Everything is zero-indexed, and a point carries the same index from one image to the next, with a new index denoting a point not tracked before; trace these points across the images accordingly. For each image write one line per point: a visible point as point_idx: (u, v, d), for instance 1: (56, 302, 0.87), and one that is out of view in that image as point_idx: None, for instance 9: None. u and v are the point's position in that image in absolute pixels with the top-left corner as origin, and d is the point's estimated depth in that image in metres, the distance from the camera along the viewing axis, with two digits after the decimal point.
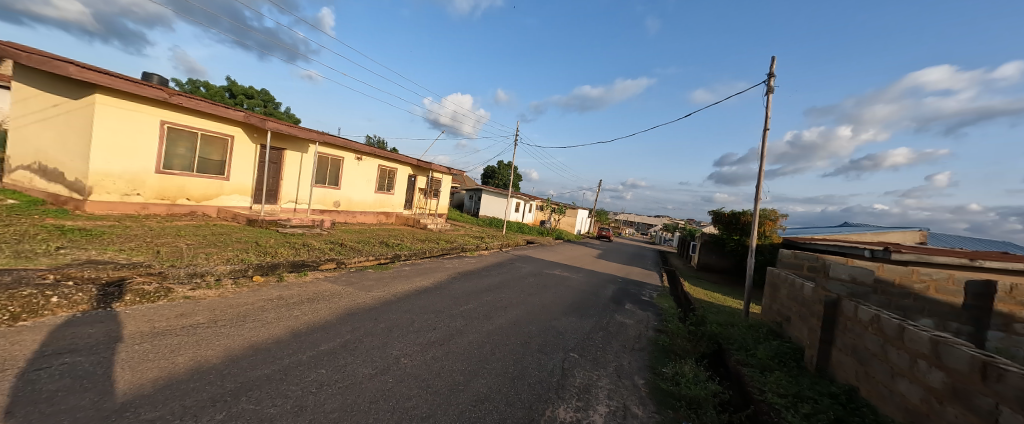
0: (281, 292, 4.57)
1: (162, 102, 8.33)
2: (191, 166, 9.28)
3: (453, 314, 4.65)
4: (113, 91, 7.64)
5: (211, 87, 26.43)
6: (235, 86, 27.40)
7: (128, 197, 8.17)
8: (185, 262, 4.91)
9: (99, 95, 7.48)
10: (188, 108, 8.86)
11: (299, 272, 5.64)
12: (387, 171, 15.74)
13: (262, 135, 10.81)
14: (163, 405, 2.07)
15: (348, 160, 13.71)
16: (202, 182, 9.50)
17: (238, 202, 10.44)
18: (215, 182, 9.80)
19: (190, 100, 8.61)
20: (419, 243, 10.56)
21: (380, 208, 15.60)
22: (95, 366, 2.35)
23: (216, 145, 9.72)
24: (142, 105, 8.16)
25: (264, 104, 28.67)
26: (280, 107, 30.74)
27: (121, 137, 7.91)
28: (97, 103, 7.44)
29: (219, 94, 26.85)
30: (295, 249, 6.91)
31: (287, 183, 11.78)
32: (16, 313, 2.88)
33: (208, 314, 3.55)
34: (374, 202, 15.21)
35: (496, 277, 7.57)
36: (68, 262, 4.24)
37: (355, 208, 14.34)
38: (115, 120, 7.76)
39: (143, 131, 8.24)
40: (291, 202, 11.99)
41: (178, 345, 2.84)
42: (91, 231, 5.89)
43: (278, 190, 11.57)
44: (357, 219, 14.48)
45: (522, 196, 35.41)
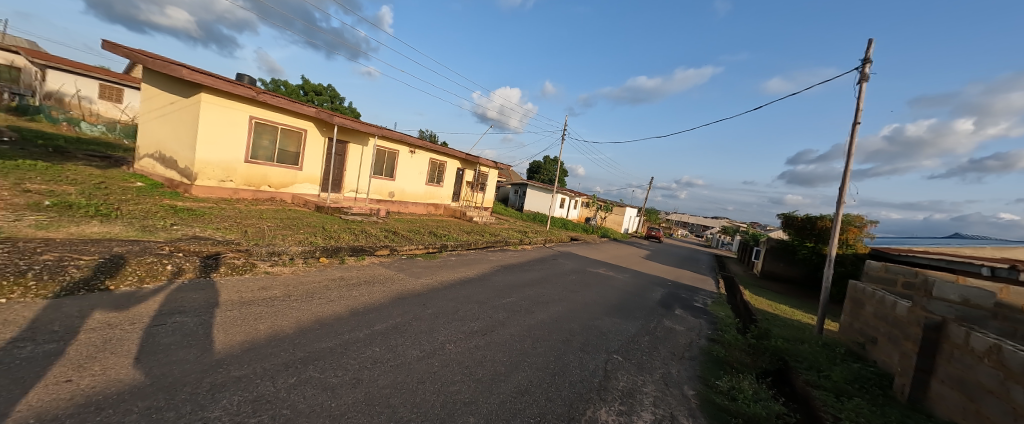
0: (343, 273, 5.00)
1: (251, 99, 9.49)
2: (273, 157, 10.44)
3: (496, 306, 4.72)
4: (214, 91, 8.83)
5: (290, 86, 29.48)
6: (307, 84, 30.29)
7: (223, 183, 9.41)
8: (266, 242, 5.55)
9: (204, 94, 8.68)
10: (271, 105, 9.99)
11: (358, 256, 6.10)
12: (437, 164, 16.41)
13: (331, 129, 11.82)
14: (248, 365, 2.40)
15: (402, 153, 14.49)
16: (281, 171, 10.66)
17: (309, 190, 11.55)
18: (291, 171, 10.92)
19: (273, 97, 9.74)
20: (466, 235, 10.87)
21: (430, 199, 16.34)
22: (198, 326, 2.77)
23: (292, 139, 10.83)
24: (237, 104, 9.35)
25: (332, 100, 31.45)
26: (345, 103, 33.40)
27: (220, 131, 9.11)
28: (202, 101, 8.65)
29: (296, 92, 29.91)
30: (355, 234, 7.51)
31: (349, 174, 12.72)
32: (142, 277, 3.50)
33: (283, 289, 3.98)
34: (424, 193, 15.96)
35: (538, 272, 7.58)
36: (179, 237, 5.01)
37: (407, 199, 15.16)
38: (215, 115, 8.96)
39: (236, 126, 9.43)
40: (352, 192, 12.97)
41: (260, 314, 3.23)
42: (197, 211, 6.91)
43: (342, 180, 12.53)
44: (409, 210, 15.31)
45: (567, 191, 34.82)
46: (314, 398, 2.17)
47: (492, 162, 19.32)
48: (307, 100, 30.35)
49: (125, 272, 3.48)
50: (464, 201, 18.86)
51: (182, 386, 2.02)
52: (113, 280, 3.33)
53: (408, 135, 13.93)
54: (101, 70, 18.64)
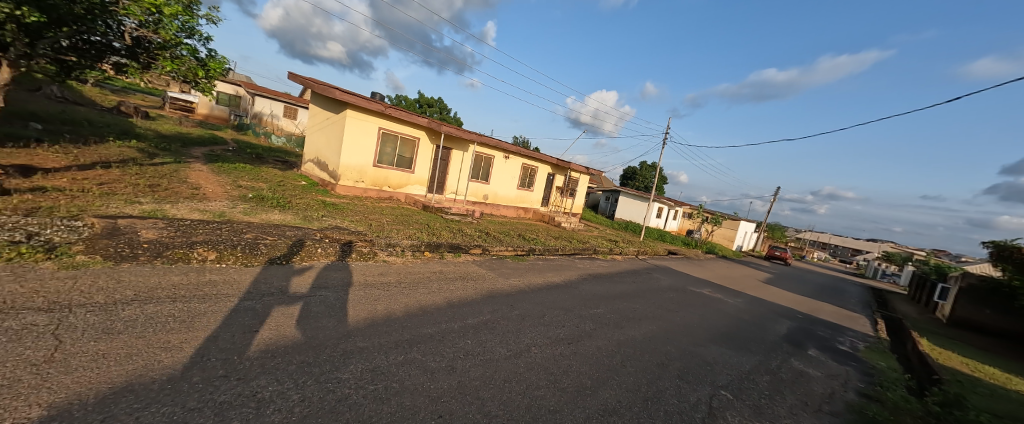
0: (441, 267, 5.53)
1: (381, 113, 11.28)
2: (394, 162, 12.19)
3: (582, 315, 4.60)
4: (355, 107, 10.78)
5: (409, 100, 34.39)
6: (422, 98, 34.86)
7: (358, 183, 11.37)
8: (384, 235, 6.47)
9: (349, 110, 10.67)
10: (395, 117, 11.70)
11: (455, 253, 6.65)
12: (528, 169, 16.90)
13: (439, 137, 13.23)
14: (368, 340, 2.88)
15: (497, 158, 15.35)
16: (399, 174, 12.38)
17: (419, 191, 13.12)
18: (406, 174, 12.58)
19: (397, 110, 11.40)
20: (554, 241, 10.85)
21: (520, 203, 16.93)
22: (335, 301, 3.40)
23: (408, 146, 12.47)
24: (371, 117, 11.21)
25: (440, 112, 35.53)
26: (451, 114, 37.34)
27: (358, 140, 11.05)
28: (348, 116, 10.64)
29: (413, 105, 34.70)
30: (453, 233, 8.24)
31: (451, 177, 14.05)
32: (301, 256, 4.45)
33: (396, 277, 4.58)
34: (516, 197, 16.64)
35: (628, 285, 7.13)
36: (326, 226, 6.23)
37: (499, 201, 16.02)
38: (356, 127, 10.91)
39: (369, 136, 11.31)
40: (453, 193, 14.29)
41: (379, 296, 3.79)
42: (338, 206, 8.48)
43: (445, 183, 13.92)
44: (500, 212, 16.16)
45: (666, 200, 32.03)
46: (416, 380, 2.44)
47: (581, 167, 18.92)
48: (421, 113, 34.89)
49: (290, 251, 4.44)
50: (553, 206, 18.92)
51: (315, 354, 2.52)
52: (286, 258, 4.33)
53: (504, 142, 14.67)
54: (287, 95, 24.62)
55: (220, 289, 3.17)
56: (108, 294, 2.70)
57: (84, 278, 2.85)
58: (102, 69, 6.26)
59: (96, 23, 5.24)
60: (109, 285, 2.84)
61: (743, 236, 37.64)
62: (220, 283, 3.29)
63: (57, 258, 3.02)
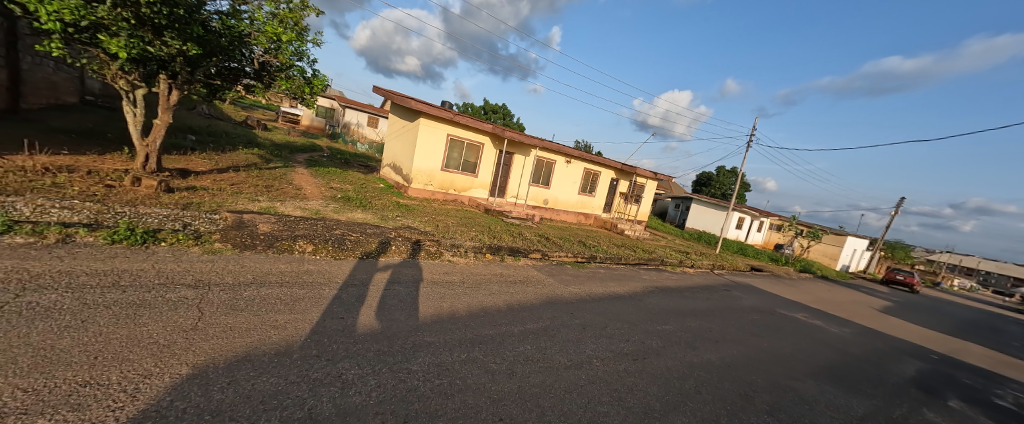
0: (502, 270, 5.64)
1: (450, 120, 12.01)
2: (460, 166, 12.85)
3: (646, 329, 4.32)
4: (428, 116, 11.64)
5: (476, 108, 36.23)
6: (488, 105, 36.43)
7: (427, 186, 12.20)
8: (449, 236, 6.83)
9: (422, 119, 11.55)
10: (462, 124, 12.34)
11: (515, 256, 6.73)
12: (590, 174, 16.53)
13: (502, 142, 13.63)
14: (435, 335, 3.03)
15: (559, 163, 15.29)
16: (464, 178, 13.00)
17: (481, 195, 13.63)
18: (471, 178, 13.17)
19: (464, 118, 12.02)
20: (617, 249, 10.40)
21: (580, 208, 16.63)
22: (407, 296, 3.67)
23: (473, 151, 13.06)
24: (441, 125, 11.98)
25: (504, 117, 36.76)
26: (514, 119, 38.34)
27: (429, 146, 11.89)
28: (421, 124, 11.53)
29: (479, 112, 36.42)
30: (513, 236, 8.37)
31: (513, 182, 14.35)
32: (378, 252, 4.86)
33: (460, 276, 4.78)
34: (576, 202, 16.39)
35: (700, 301, 6.51)
36: (398, 225, 6.76)
37: (559, 206, 15.92)
38: (427, 134, 11.76)
39: (439, 142, 12.09)
40: (513, 197, 14.58)
41: (446, 294, 3.98)
42: (410, 207, 9.19)
43: (506, 187, 14.28)
44: (560, 217, 16.05)
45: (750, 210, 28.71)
46: (477, 379, 2.49)
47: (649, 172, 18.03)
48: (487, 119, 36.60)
49: (369, 248, 4.84)
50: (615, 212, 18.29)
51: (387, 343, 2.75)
52: (366, 253, 4.74)
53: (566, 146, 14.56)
54: (371, 107, 27.63)
55: (316, 278, 3.64)
56: (235, 276, 3.28)
57: (219, 261, 3.49)
58: (237, 90, 7.36)
59: (235, 52, 6.26)
60: (236, 268, 3.43)
61: (848, 254, 31.90)
62: (315, 273, 3.78)
63: (202, 245, 3.75)
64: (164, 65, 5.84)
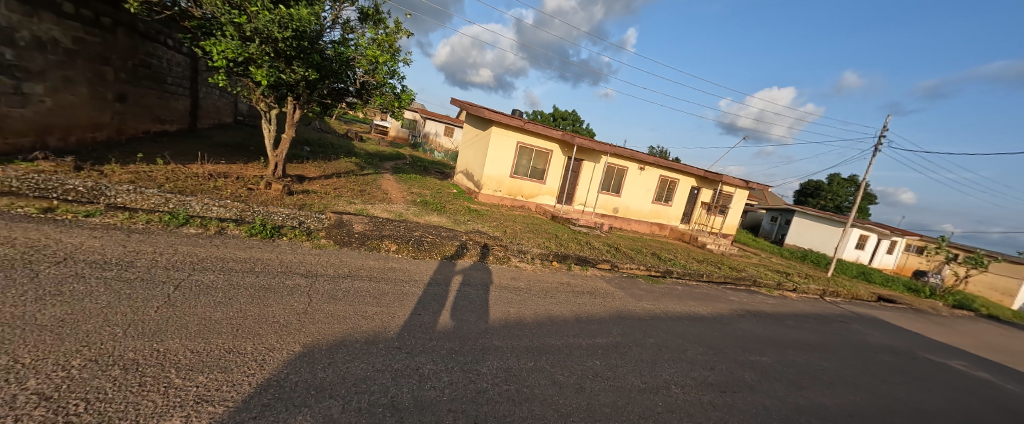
0: (569, 279, 5.51)
1: (520, 128, 12.30)
2: (528, 173, 13.04)
3: (734, 358, 3.81)
4: (499, 124, 12.11)
5: (545, 115, 36.79)
6: (557, 112, 36.67)
7: (496, 192, 12.62)
8: (515, 241, 6.94)
9: (494, 127, 12.05)
10: (532, 132, 12.55)
11: (583, 266, 6.52)
12: (666, 181, 15.45)
13: (571, 149, 13.51)
14: (501, 340, 3.07)
15: (631, 170, 14.61)
16: (532, 185, 13.15)
17: (548, 201, 13.65)
18: (538, 185, 13.27)
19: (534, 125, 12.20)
20: (697, 264, 9.43)
21: (653, 218, 15.64)
22: (476, 299, 3.81)
23: (542, 158, 13.16)
24: (511, 133, 12.35)
25: (573, 124, 36.61)
26: (583, 125, 37.90)
27: (499, 154, 12.32)
28: (493, 132, 12.04)
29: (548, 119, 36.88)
30: (580, 245, 8.17)
31: (581, 189, 14.09)
32: (450, 254, 5.12)
33: (526, 283, 4.80)
34: (649, 212, 15.45)
35: (803, 331, 5.55)
36: (468, 229, 7.10)
37: (630, 215, 15.17)
38: (498, 142, 12.22)
39: (509, 150, 12.46)
40: (581, 205, 14.31)
41: (513, 300, 4.02)
42: (480, 212, 9.60)
43: (574, 194, 14.08)
44: (630, 227, 15.28)
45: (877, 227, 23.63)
46: (544, 391, 2.44)
47: (740, 179, 16.34)
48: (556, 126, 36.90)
49: (445, 250, 5.14)
50: (697, 224, 16.83)
51: (455, 343, 2.87)
52: (441, 254, 5.04)
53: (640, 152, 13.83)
54: (448, 118, 30.03)
55: (399, 275, 4.00)
56: (335, 268, 3.75)
57: (324, 255, 4.04)
58: (343, 107, 8.00)
59: (343, 75, 7.08)
60: (336, 262, 3.94)
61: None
62: (397, 270, 4.13)
63: (311, 240, 4.40)
64: (291, 88, 6.68)
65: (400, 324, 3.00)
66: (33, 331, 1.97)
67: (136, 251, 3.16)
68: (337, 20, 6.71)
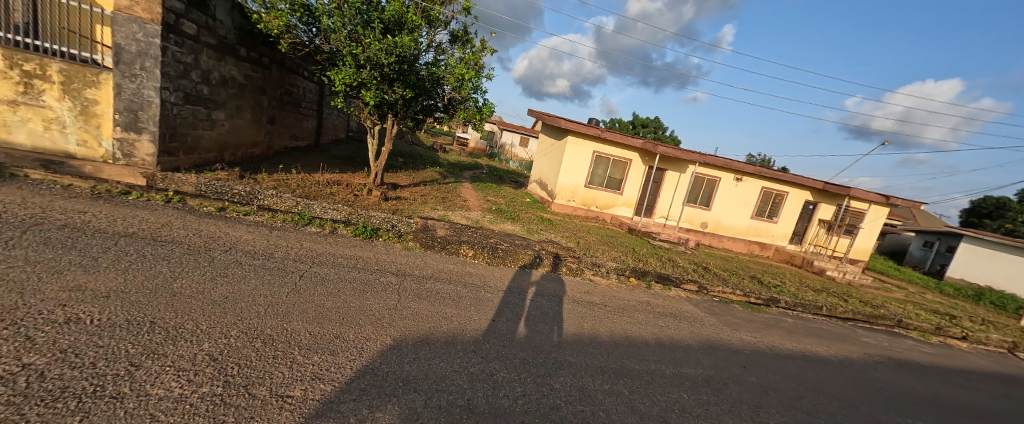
0: (649, 298, 5.11)
1: (598, 137, 12.05)
2: (603, 183, 12.67)
3: (868, 415, 3.07)
4: (576, 133, 12.08)
5: (623, 122, 35.61)
6: (637, 119, 35.16)
7: (569, 202, 12.54)
8: (590, 254, 6.72)
9: (570, 137, 12.07)
10: (610, 141, 12.20)
11: (665, 285, 5.97)
12: (769, 194, 13.50)
13: (653, 158, 12.78)
14: (576, 355, 2.97)
15: (724, 181, 13.14)
16: (608, 195, 12.73)
17: (624, 213, 13.04)
18: (614, 196, 12.79)
19: (612, 134, 11.83)
20: (812, 294, 7.88)
21: (750, 236, 13.77)
22: (549, 310, 3.77)
23: (619, 168, 12.68)
24: (588, 142, 12.19)
25: (655, 131, 34.61)
26: (666, 132, 35.56)
27: (574, 163, 12.27)
28: (569, 142, 12.06)
29: (627, 127, 35.58)
30: (662, 262, 7.54)
31: (662, 200, 13.19)
32: (523, 262, 5.17)
33: (601, 298, 4.60)
34: (745, 229, 13.66)
35: (979, 395, 4.21)
36: (542, 239, 7.12)
37: (721, 231, 13.61)
38: (574, 151, 12.18)
39: (585, 159, 12.30)
40: (662, 218, 13.38)
41: (588, 315, 3.87)
42: (553, 222, 9.61)
43: (654, 206, 13.25)
44: (722, 245, 13.67)
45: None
46: (623, 418, 2.27)
47: (879, 194, 13.54)
48: (637, 133, 35.27)
49: (518, 258, 5.19)
50: (813, 245, 14.32)
51: (529, 353, 2.87)
52: (514, 261, 5.14)
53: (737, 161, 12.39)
54: (524, 128, 31.18)
55: (477, 280, 4.18)
56: (421, 270, 4.09)
57: (412, 257, 4.45)
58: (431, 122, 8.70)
59: (434, 92, 7.81)
60: (421, 263, 4.29)
61: None
62: (474, 275, 4.31)
63: (401, 242, 4.91)
64: (392, 107, 7.48)
65: (479, 329, 3.10)
66: (209, 304, 2.53)
67: (275, 245, 3.87)
68: (431, 44, 7.46)
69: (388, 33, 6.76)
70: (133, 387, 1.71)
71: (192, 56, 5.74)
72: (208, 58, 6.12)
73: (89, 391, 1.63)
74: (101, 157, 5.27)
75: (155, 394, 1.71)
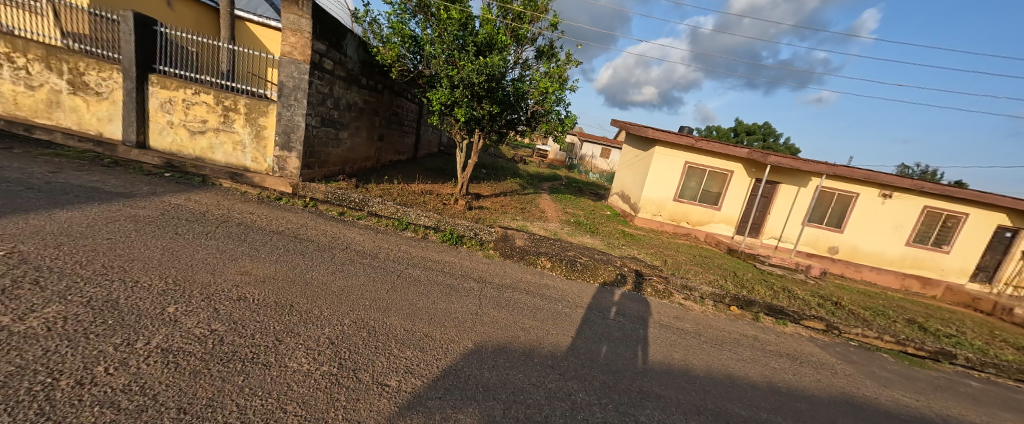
0: (758, 333, 4.36)
1: (692, 147, 11.05)
2: (696, 197, 11.52)
3: None
4: (665, 143, 11.32)
5: (723, 130, 32.12)
6: (740, 126, 31.32)
7: (655, 216, 11.73)
8: (680, 275, 6.09)
9: (658, 147, 11.38)
10: (706, 150, 11.08)
11: (778, 320, 5.02)
12: (933, 215, 10.58)
13: (761, 170, 11.18)
14: (664, 387, 2.69)
15: (864, 197, 10.76)
16: (701, 210, 11.52)
17: (722, 231, 11.61)
18: (710, 211, 11.51)
19: (709, 143, 10.72)
20: (1012, 353, 5.77)
21: (902, 267, 10.91)
22: (633, 332, 3.52)
23: (716, 180, 11.40)
24: (679, 152, 11.29)
25: (763, 138, 30.30)
26: (780, 140, 30.76)
27: (663, 175, 11.48)
28: (656, 152, 11.38)
29: (727, 134, 31.94)
30: (773, 291, 6.38)
31: (773, 218, 11.42)
32: (602, 280, 4.91)
33: (694, 325, 4.12)
34: (896, 258, 10.88)
35: None
36: (625, 255, 6.73)
37: (859, 259, 11.09)
38: (662, 162, 11.42)
39: (675, 171, 11.41)
40: (773, 238, 11.55)
41: (677, 343, 3.50)
42: (636, 237, 9.06)
43: (762, 225, 11.56)
44: (860, 276, 11.07)
45: None
46: None
47: None
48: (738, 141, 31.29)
49: (597, 275, 4.95)
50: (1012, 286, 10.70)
51: (609, 375, 2.70)
52: (592, 278, 4.92)
53: (881, 173, 10.05)
54: (606, 139, 30.60)
55: (557, 292, 4.14)
56: (500, 278, 4.20)
57: (492, 264, 4.62)
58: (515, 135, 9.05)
59: (519, 107, 8.12)
60: (500, 272, 4.42)
61: None
62: (551, 288, 4.25)
63: (483, 250, 5.19)
64: (479, 122, 7.98)
65: (561, 345, 3.02)
66: (330, 294, 2.99)
67: (380, 246, 4.41)
68: (518, 60, 7.84)
69: (481, 55, 7.30)
70: (277, 358, 2.10)
71: (328, 87, 7.00)
72: (339, 88, 7.41)
73: (249, 357, 2.05)
74: (265, 170, 6.69)
75: (291, 366, 2.06)
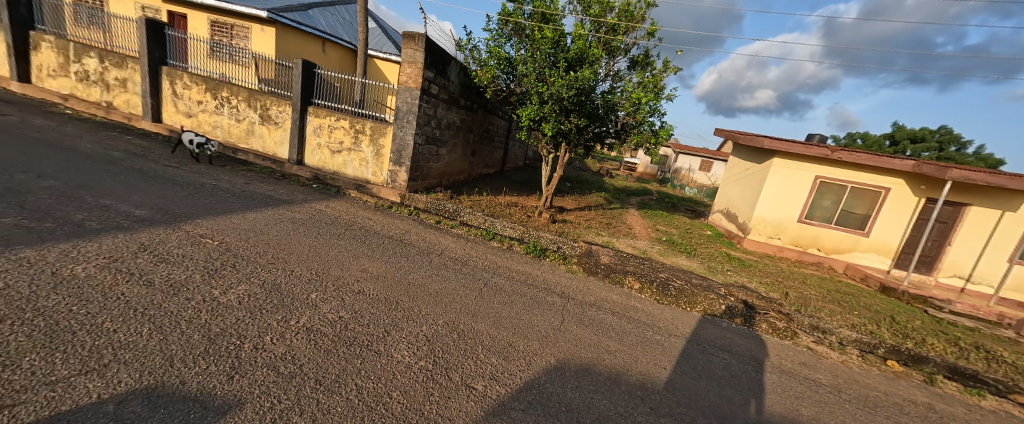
0: (934, 401, 3.29)
1: (825, 158, 9.23)
2: (831, 219, 9.53)
3: None
4: (787, 155, 9.76)
5: (872, 137, 26.00)
6: (900, 131, 24.89)
7: (772, 239, 10.06)
8: (809, 313, 5.05)
9: (777, 158, 9.87)
10: (847, 162, 9.13)
11: (971, 387, 3.69)
12: None
13: (936, 187, 8.67)
14: None
15: None
16: (838, 235, 9.44)
17: (872, 262, 9.30)
18: (852, 236, 9.36)
19: (851, 153, 8.77)
20: None
21: None
22: (744, 374, 3.02)
23: (862, 199, 9.27)
24: (807, 164, 9.55)
25: (939, 147, 23.43)
26: (967, 148, 23.33)
27: (783, 191, 9.86)
28: (774, 164, 9.88)
29: (879, 143, 25.69)
30: (956, 348, 4.79)
31: (956, 251, 8.74)
32: (703, 309, 4.38)
33: (830, 377, 3.33)
34: None
35: None
36: (733, 283, 5.87)
37: None
38: (782, 177, 9.83)
39: (800, 187, 9.67)
40: (957, 277, 8.81)
41: (806, 396, 2.87)
42: (746, 262, 7.89)
43: (936, 258, 8.95)
44: None
45: None
46: None
47: None
48: (897, 150, 24.65)
49: (695, 303, 4.46)
50: None
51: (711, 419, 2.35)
52: (690, 306, 4.44)
53: None
54: (706, 151, 27.87)
55: (650, 318, 3.83)
56: (583, 295, 4.08)
57: (576, 280, 4.52)
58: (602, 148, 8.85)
59: (608, 119, 7.91)
60: (583, 288, 4.29)
61: None
62: (640, 311, 3.95)
63: (566, 264, 5.07)
64: (565, 136, 8.02)
65: (654, 377, 2.75)
66: (427, 295, 3.29)
67: (470, 254, 4.72)
68: (609, 73, 7.76)
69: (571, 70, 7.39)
70: (384, 347, 2.38)
71: (433, 109, 7.88)
72: (442, 109, 8.30)
73: (365, 344, 2.37)
74: (381, 183, 7.79)
75: (396, 357, 2.31)
